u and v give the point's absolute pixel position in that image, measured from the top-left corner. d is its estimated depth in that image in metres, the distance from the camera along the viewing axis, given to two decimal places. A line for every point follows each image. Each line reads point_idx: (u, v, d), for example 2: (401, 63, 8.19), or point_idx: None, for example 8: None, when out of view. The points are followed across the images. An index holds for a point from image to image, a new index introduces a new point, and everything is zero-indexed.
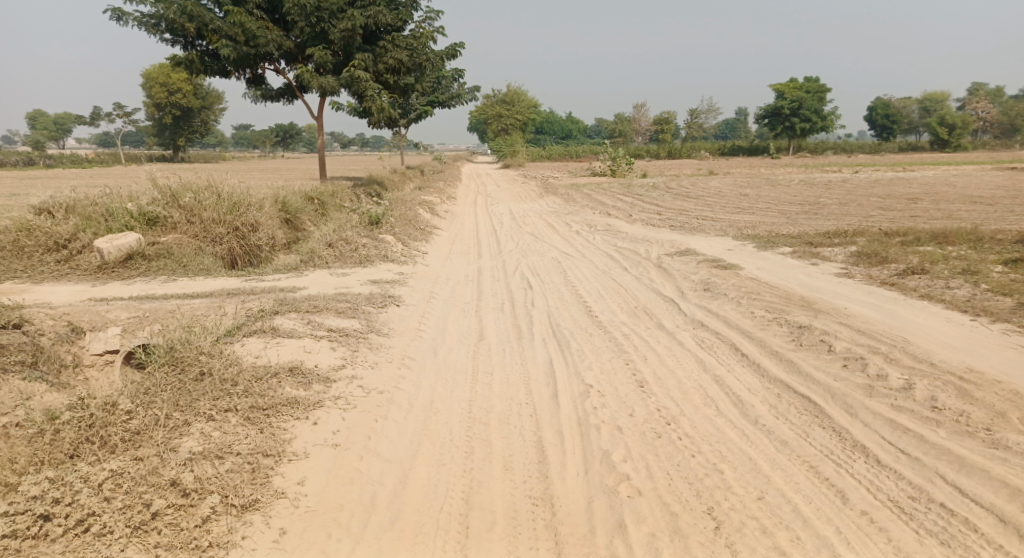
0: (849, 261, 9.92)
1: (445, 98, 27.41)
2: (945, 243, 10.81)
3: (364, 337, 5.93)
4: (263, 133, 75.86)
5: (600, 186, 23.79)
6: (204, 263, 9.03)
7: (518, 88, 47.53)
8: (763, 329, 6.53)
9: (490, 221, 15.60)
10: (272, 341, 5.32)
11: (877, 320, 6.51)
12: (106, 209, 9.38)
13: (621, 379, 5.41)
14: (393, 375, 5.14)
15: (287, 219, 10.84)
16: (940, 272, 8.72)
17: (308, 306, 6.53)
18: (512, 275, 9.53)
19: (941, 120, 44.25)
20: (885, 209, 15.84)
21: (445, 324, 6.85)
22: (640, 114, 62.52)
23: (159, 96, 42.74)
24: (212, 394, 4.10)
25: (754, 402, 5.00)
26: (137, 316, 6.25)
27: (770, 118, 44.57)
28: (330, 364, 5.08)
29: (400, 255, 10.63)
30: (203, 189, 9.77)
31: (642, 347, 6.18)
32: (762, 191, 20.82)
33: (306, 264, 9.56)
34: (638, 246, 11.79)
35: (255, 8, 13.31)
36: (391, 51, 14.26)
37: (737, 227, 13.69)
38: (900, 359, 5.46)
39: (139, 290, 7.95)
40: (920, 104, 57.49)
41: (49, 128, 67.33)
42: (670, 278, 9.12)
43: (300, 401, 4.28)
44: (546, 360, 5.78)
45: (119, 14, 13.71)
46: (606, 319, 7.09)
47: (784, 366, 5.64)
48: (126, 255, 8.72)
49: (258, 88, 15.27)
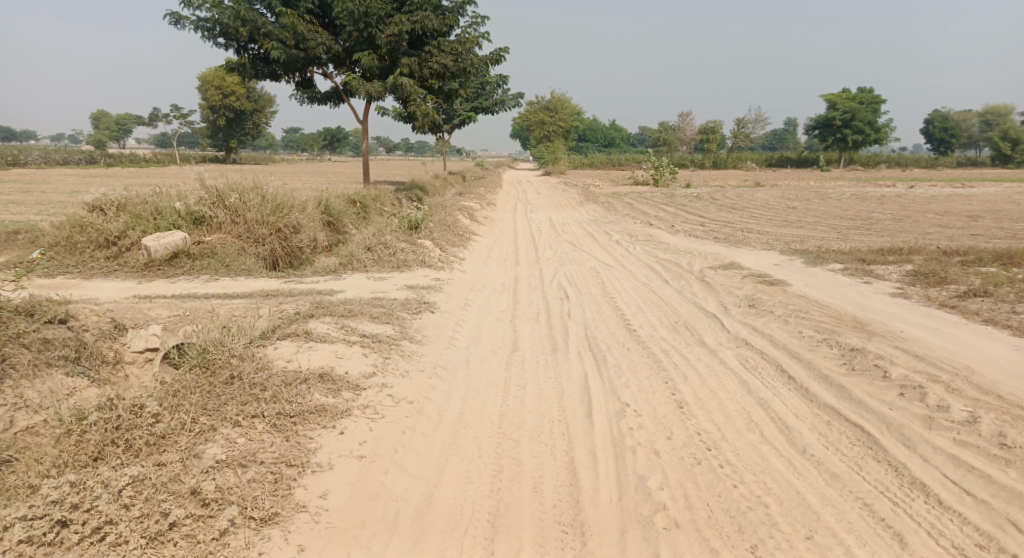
0: (904, 281, 9.48)
1: (489, 103, 27.45)
2: (1009, 264, 10.27)
3: (397, 344, 5.84)
4: (311, 136, 77.37)
5: (642, 195, 23.48)
6: (246, 263, 9.10)
7: (564, 95, 47.42)
8: (812, 350, 6.22)
9: (530, 229, 15.48)
10: (304, 344, 5.26)
11: (936, 345, 6.13)
12: (155, 208, 9.54)
13: (660, 398, 5.19)
14: (424, 385, 5.02)
15: (329, 221, 10.89)
16: (1004, 295, 8.24)
17: (343, 310, 6.48)
18: (550, 285, 9.37)
19: (1004, 134, 42.54)
20: (942, 226, 15.20)
21: (479, 333, 6.73)
22: (686, 123, 61.72)
23: (214, 98, 43.84)
24: (240, 398, 4.04)
25: (802, 430, 4.72)
26: (177, 316, 6.28)
27: (820, 130, 43.49)
28: (361, 371, 4.98)
29: (438, 260, 10.57)
30: (248, 190, 9.86)
31: (682, 364, 5.94)
32: (811, 204, 20.23)
33: (345, 267, 9.58)
34: (681, 257, 11.51)
35: (306, 12, 13.53)
36: (436, 56, 14.27)
37: (784, 241, 13.27)
38: (962, 389, 5.11)
39: (182, 289, 8.04)
40: (981, 117, 55.39)
41: (110, 127, 69.90)
42: (714, 292, 8.84)
43: (328, 409, 4.20)
44: (582, 375, 5.58)
45: (177, 18, 14.05)
46: (645, 334, 6.87)
47: (834, 392, 5.33)
48: (172, 254, 8.86)
49: (307, 91, 15.44)
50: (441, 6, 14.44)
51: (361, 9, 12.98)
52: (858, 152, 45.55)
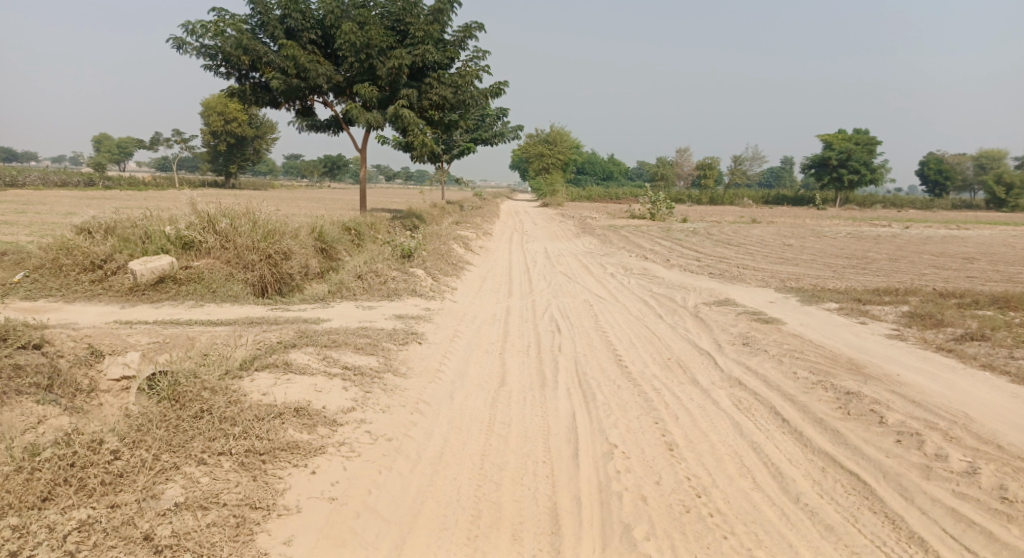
0: (900, 322, 9.37)
1: (488, 135, 27.57)
2: (1005, 308, 10.17)
3: (379, 376, 5.66)
4: (310, 163, 77.81)
5: (639, 228, 23.47)
6: (233, 289, 8.94)
7: (563, 129, 47.81)
8: (806, 393, 6.05)
9: (524, 259, 15.39)
10: (282, 377, 5.08)
11: (934, 391, 5.98)
12: (145, 232, 9.41)
13: (649, 440, 5.01)
14: (405, 421, 4.84)
15: (322, 248, 10.76)
16: (1001, 339, 8.12)
17: (326, 340, 6.31)
18: (541, 317, 9.22)
19: (998, 178, 42.98)
20: (938, 268, 15.18)
21: (466, 366, 6.57)
22: (683, 159, 62.23)
23: (215, 124, 44.04)
24: (207, 434, 3.89)
25: (796, 477, 4.54)
26: (157, 342, 6.11)
27: (816, 169, 43.84)
28: (340, 406, 4.79)
29: (430, 290, 10.43)
30: (240, 216, 9.75)
31: (674, 404, 5.76)
32: (807, 242, 20.21)
33: (334, 295, 9.43)
34: (675, 292, 11.39)
35: (308, 42, 13.59)
36: (435, 88, 14.30)
37: (779, 279, 13.18)
38: (961, 438, 4.94)
39: (165, 315, 7.87)
40: (975, 161, 55.96)
41: (111, 150, 70.13)
42: (707, 328, 8.71)
43: (301, 446, 4.03)
44: (569, 414, 5.40)
45: (179, 43, 14.10)
46: (636, 370, 6.71)
47: (829, 437, 5.16)
48: (158, 278, 8.70)
49: (306, 119, 15.44)
50: (442, 39, 14.57)
51: (363, 41, 13.02)
52: (853, 192, 45.85)
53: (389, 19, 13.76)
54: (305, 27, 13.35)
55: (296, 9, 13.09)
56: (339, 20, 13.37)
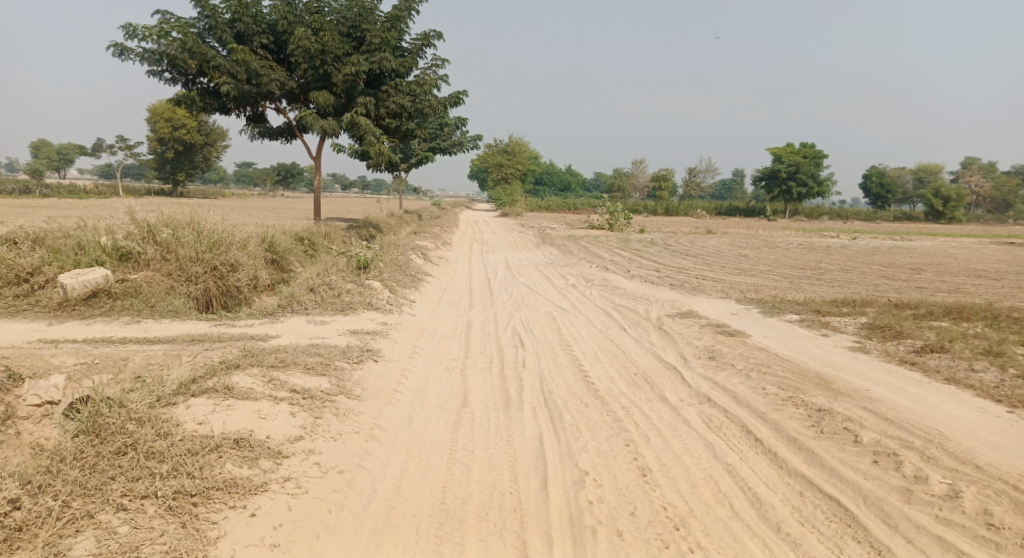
0: (861, 334, 9.34)
1: (446, 144, 27.23)
2: (960, 319, 10.30)
3: (331, 400, 5.24)
4: (264, 173, 76.46)
5: (597, 239, 23.37)
6: (174, 303, 8.37)
7: (521, 139, 47.79)
8: (777, 409, 5.87)
9: (484, 270, 15.06)
10: (222, 403, 4.63)
11: (905, 407, 5.86)
12: (78, 243, 8.80)
13: (620, 465, 4.73)
14: (358, 451, 4.45)
15: (273, 259, 10.24)
16: (961, 351, 8.14)
17: (273, 360, 5.86)
18: (502, 331, 8.90)
19: (936, 191, 44.55)
20: (888, 278, 15.42)
21: (425, 386, 6.20)
22: (639, 170, 62.96)
23: (163, 131, 42.61)
24: (129, 474, 3.50)
25: (775, 503, 4.35)
26: (85, 364, 5.57)
27: (766, 181, 44.71)
28: (286, 435, 4.37)
29: (386, 303, 10.01)
30: (183, 226, 9.19)
31: (643, 423, 5.50)
32: (762, 252, 20.45)
33: (284, 309, 8.92)
34: (637, 304, 11.23)
35: (259, 47, 13.04)
36: (393, 96, 13.90)
37: (739, 290, 13.17)
38: (939, 458, 4.81)
39: (98, 332, 7.29)
40: (915, 175, 58.22)
41: (52, 157, 67.32)
42: (672, 341, 8.52)
43: (239, 483, 3.63)
44: (535, 437, 5.09)
45: (121, 49, 13.43)
46: (603, 387, 6.43)
47: (804, 457, 4.97)
48: (91, 292, 8.09)
49: (258, 126, 14.84)
50: (399, 47, 14.21)
51: (316, 47, 12.59)
52: (802, 205, 47.00)
53: (344, 25, 13.30)
54: (255, 31, 12.82)
55: (246, 12, 12.58)
56: (291, 26, 12.89)
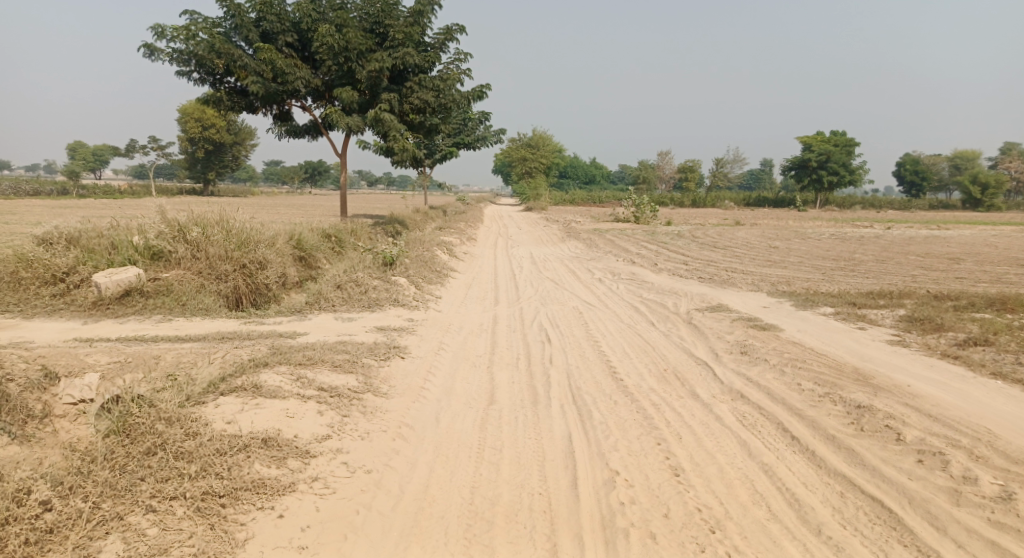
0: (899, 327, 9.06)
1: (471, 139, 27.17)
2: (1003, 310, 9.94)
3: (358, 398, 5.21)
4: (291, 170, 77.32)
5: (623, 232, 23.12)
6: (204, 301, 8.43)
7: (545, 133, 47.54)
8: (814, 406, 5.69)
9: (510, 265, 14.98)
10: (251, 402, 4.61)
11: (949, 403, 5.64)
12: (111, 242, 8.92)
13: (653, 464, 4.63)
14: (385, 450, 4.41)
15: (301, 256, 10.27)
16: (1006, 344, 7.83)
17: (301, 358, 5.85)
18: (529, 326, 8.81)
19: (974, 178, 43.26)
20: (926, 269, 14.98)
21: (452, 383, 6.14)
22: (665, 161, 62.23)
23: (193, 131, 43.26)
24: (158, 475, 3.49)
25: (814, 504, 4.23)
26: (117, 364, 5.62)
27: (796, 171, 43.84)
28: (314, 434, 4.34)
29: (412, 299, 9.99)
30: (213, 224, 9.26)
31: (675, 421, 5.38)
32: (793, 244, 20.03)
33: (312, 306, 8.94)
34: (666, 298, 11.05)
35: (284, 45, 13.09)
36: (417, 91, 13.86)
37: (770, 282, 12.90)
38: (987, 458, 4.63)
39: (130, 331, 7.36)
40: (951, 162, 56.66)
41: (88, 158, 68.85)
42: (703, 336, 8.34)
43: (267, 484, 3.60)
44: (564, 435, 5.01)
45: (151, 50, 13.60)
46: (632, 384, 6.31)
47: (844, 456, 4.81)
48: (124, 291, 8.19)
49: (285, 124, 14.92)
50: (423, 42, 14.16)
51: (340, 44, 12.60)
52: (833, 194, 46.04)
53: (367, 21, 13.29)
54: (280, 30, 12.88)
55: (271, 11, 12.63)
56: (316, 23, 12.95)
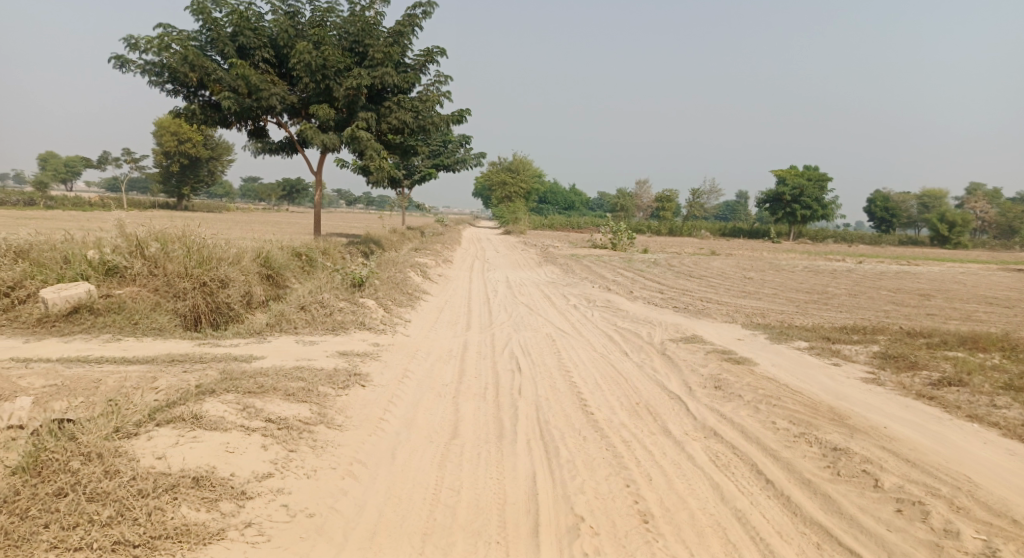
0: (873, 364, 8.92)
1: (450, 161, 27.00)
2: (976, 349, 9.89)
3: (309, 431, 4.86)
4: (269, 187, 76.56)
5: (600, 259, 23.00)
6: (159, 320, 8.01)
7: (525, 158, 47.64)
8: (789, 447, 5.46)
9: (484, 289, 14.70)
10: (187, 434, 4.24)
11: (928, 447, 5.45)
12: (64, 256, 8.47)
13: (620, 509, 4.35)
14: (332, 490, 4.11)
15: (269, 274, 9.86)
16: (980, 385, 7.72)
17: (251, 385, 5.46)
18: (499, 354, 8.51)
19: (941, 216, 44.20)
20: (897, 304, 15.00)
21: (413, 415, 5.81)
22: (643, 191, 62.77)
23: (169, 145, 42.61)
24: (64, 522, 3.27)
25: (790, 557, 3.99)
26: (52, 387, 5.21)
27: (771, 203, 44.40)
28: (253, 472, 4.02)
29: (380, 322, 9.64)
30: (174, 240, 8.87)
31: (646, 460, 5.10)
32: (767, 275, 20.06)
33: (272, 328, 8.54)
34: (640, 327, 10.84)
35: (261, 61, 12.80)
36: (396, 112, 13.63)
37: (745, 314, 12.78)
38: (968, 509, 4.43)
39: (74, 350, 6.92)
40: (920, 200, 57.98)
41: (60, 169, 67.45)
42: (676, 369, 8.11)
43: (192, 531, 3.39)
44: (528, 474, 4.72)
45: (123, 61, 13.24)
46: (603, 419, 6.03)
47: (821, 503, 4.58)
48: (73, 308, 7.75)
49: (259, 140, 14.58)
50: (403, 63, 14.00)
51: (318, 61, 12.31)
52: (806, 228, 46.66)
53: (347, 40, 13.07)
54: (258, 45, 12.57)
55: (248, 26, 12.31)
56: (293, 40, 12.71)
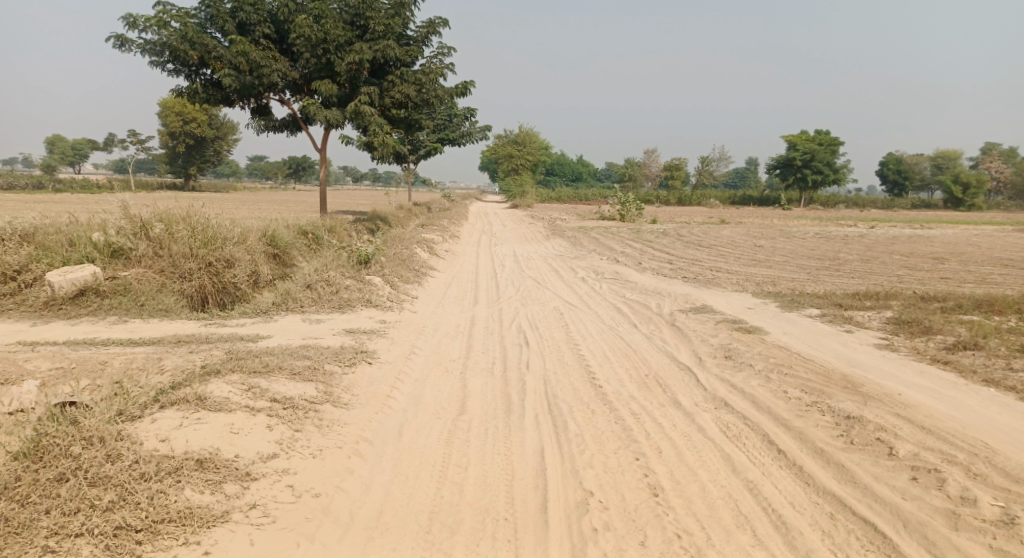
0: (886, 330, 8.78)
1: (455, 135, 26.73)
2: (991, 312, 9.72)
3: (315, 410, 4.81)
4: (275, 166, 76.39)
5: (608, 230, 22.80)
6: (165, 301, 7.98)
7: (531, 130, 47.12)
8: (801, 416, 5.37)
9: (491, 263, 14.60)
10: (191, 416, 4.20)
11: (944, 413, 5.35)
12: (69, 239, 8.42)
13: (630, 483, 4.30)
14: (338, 470, 4.10)
15: (275, 253, 9.79)
16: (997, 349, 7.58)
17: (256, 365, 5.41)
18: (507, 328, 8.44)
19: (955, 178, 43.48)
20: (910, 269, 14.79)
21: (421, 391, 5.76)
22: (651, 160, 62.12)
23: (174, 125, 42.44)
24: (65, 508, 3.29)
25: (803, 528, 3.94)
26: (59, 371, 5.19)
27: (781, 169, 43.78)
28: (258, 452, 4.00)
29: (387, 299, 9.58)
30: (178, 220, 8.79)
31: (655, 433, 5.04)
32: (778, 243, 19.82)
33: (279, 307, 8.50)
34: (649, 298, 10.73)
35: (261, 37, 12.59)
36: (398, 85, 13.40)
37: (755, 282, 12.63)
38: (986, 476, 4.34)
39: (81, 333, 6.91)
40: (933, 162, 57.04)
41: (67, 153, 67.49)
42: (686, 339, 8.02)
43: (195, 515, 3.42)
44: (536, 450, 4.67)
45: (122, 40, 13.08)
46: (612, 392, 5.96)
47: (834, 472, 4.51)
48: (79, 291, 7.73)
49: (261, 118, 14.40)
50: (404, 36, 13.73)
51: (318, 35, 12.13)
52: (817, 193, 46.08)
53: (348, 13, 12.80)
54: (257, 21, 12.36)
55: (247, 1, 12.11)
56: (293, 14, 12.43)
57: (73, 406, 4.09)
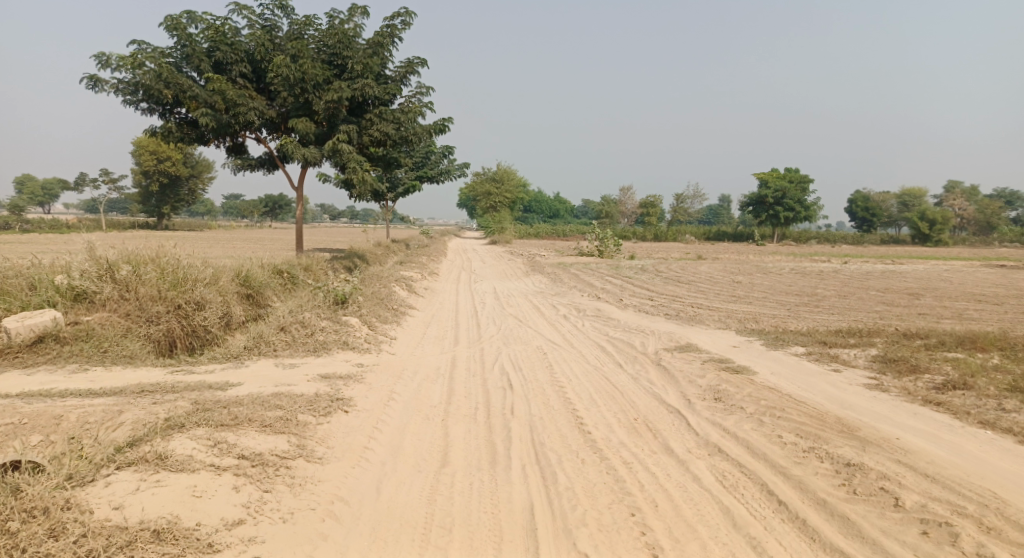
0: (873, 369, 8.65)
1: (433, 172, 26.65)
2: (975, 350, 9.66)
3: (286, 466, 4.46)
4: (250, 204, 75.73)
5: (587, 266, 22.66)
6: (130, 347, 7.55)
7: (508, 168, 47.27)
8: (800, 464, 5.14)
9: (471, 301, 14.33)
10: (149, 478, 3.84)
11: (946, 460, 5.16)
12: (29, 282, 7.99)
13: (626, 543, 4.02)
14: (311, 535, 3.77)
15: (248, 294, 9.42)
16: (986, 388, 7.46)
17: (224, 417, 5.03)
18: (489, 370, 8.14)
19: (922, 214, 44.42)
20: (888, 305, 14.80)
21: (400, 442, 5.43)
22: (626, 197, 62.70)
23: (147, 164, 41.87)
24: None
25: None
26: (9, 427, 4.77)
27: (754, 206, 44.43)
28: (222, 519, 3.69)
29: (364, 341, 9.24)
30: (146, 262, 8.42)
31: (649, 484, 4.77)
32: (756, 279, 19.84)
33: (250, 351, 8.11)
34: (633, 336, 10.52)
35: (238, 76, 12.40)
36: (377, 124, 13.24)
37: (737, 319, 12.51)
38: (1000, 530, 4.15)
39: (37, 383, 6.46)
40: (900, 198, 58.41)
41: (37, 192, 66.15)
42: (674, 380, 7.78)
43: None
44: (525, 506, 4.37)
45: (95, 80, 12.83)
46: (601, 438, 5.68)
47: (840, 526, 4.28)
48: (38, 337, 7.28)
49: (237, 156, 14.13)
50: (383, 75, 13.67)
51: (295, 75, 11.96)
52: (790, 229, 46.73)
53: (325, 53, 12.76)
54: (234, 60, 12.16)
55: (224, 41, 11.96)
56: (271, 54, 12.37)
57: (18, 468, 3.74)
